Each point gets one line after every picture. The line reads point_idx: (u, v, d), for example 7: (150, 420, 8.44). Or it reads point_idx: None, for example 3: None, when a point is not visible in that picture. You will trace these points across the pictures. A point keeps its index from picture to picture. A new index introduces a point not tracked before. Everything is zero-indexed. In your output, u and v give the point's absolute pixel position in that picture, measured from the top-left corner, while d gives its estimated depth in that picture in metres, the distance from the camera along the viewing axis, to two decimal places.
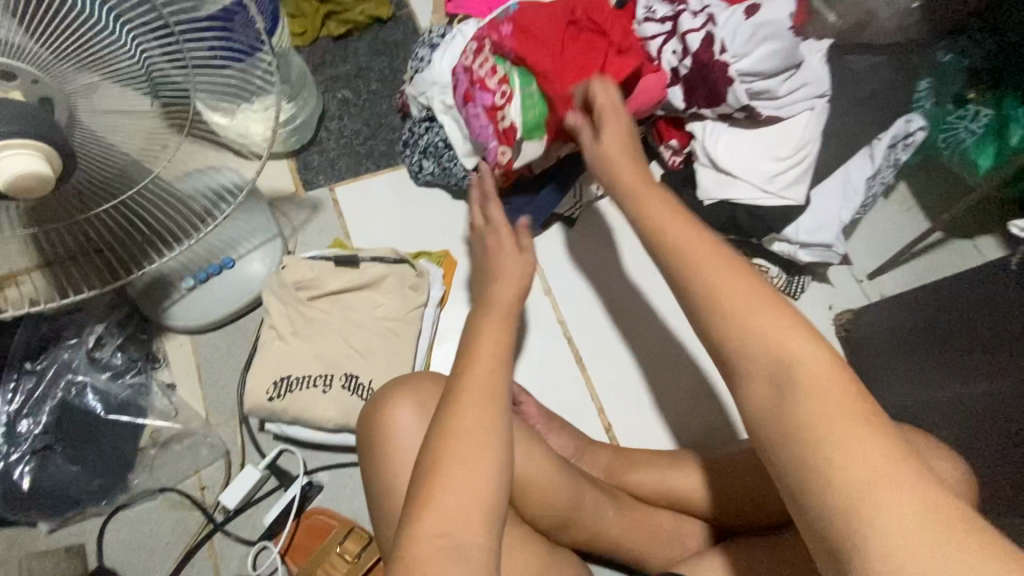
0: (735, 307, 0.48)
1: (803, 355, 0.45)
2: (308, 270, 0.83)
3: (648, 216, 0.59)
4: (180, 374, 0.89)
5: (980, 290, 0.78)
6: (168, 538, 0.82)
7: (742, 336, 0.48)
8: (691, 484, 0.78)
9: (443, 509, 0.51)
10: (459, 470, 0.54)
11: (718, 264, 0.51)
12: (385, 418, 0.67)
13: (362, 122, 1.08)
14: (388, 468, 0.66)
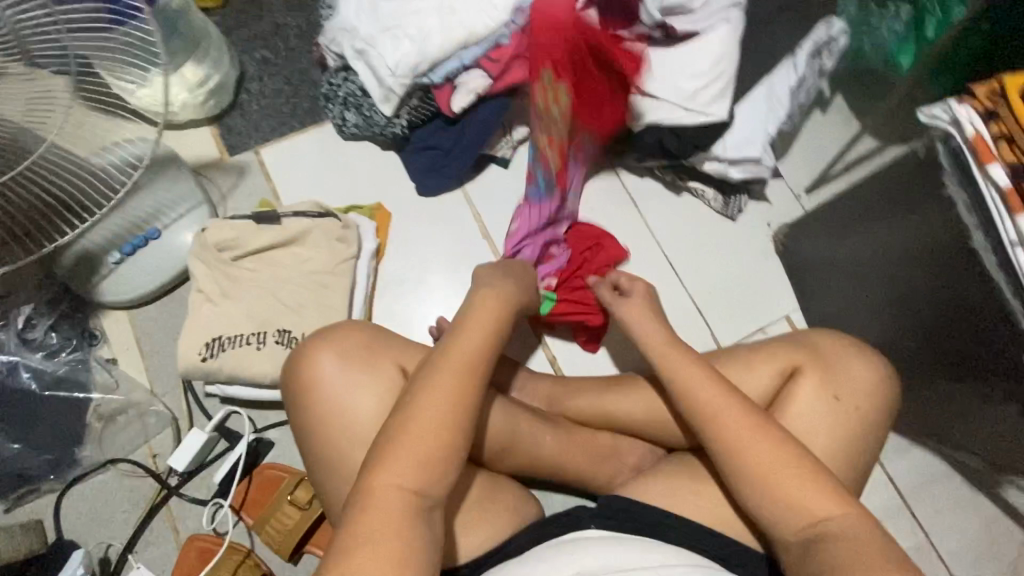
0: (760, 461, 0.59)
1: (816, 504, 0.57)
2: (229, 230, 0.82)
3: (672, 376, 0.69)
4: (120, 349, 0.89)
5: (906, 198, 0.79)
6: (124, 507, 0.83)
7: (765, 481, 0.59)
8: (628, 406, 0.81)
9: (384, 492, 0.52)
10: (405, 453, 0.53)
11: (738, 418, 0.62)
12: (313, 376, 0.67)
13: (283, 80, 1.05)
14: (321, 419, 0.67)
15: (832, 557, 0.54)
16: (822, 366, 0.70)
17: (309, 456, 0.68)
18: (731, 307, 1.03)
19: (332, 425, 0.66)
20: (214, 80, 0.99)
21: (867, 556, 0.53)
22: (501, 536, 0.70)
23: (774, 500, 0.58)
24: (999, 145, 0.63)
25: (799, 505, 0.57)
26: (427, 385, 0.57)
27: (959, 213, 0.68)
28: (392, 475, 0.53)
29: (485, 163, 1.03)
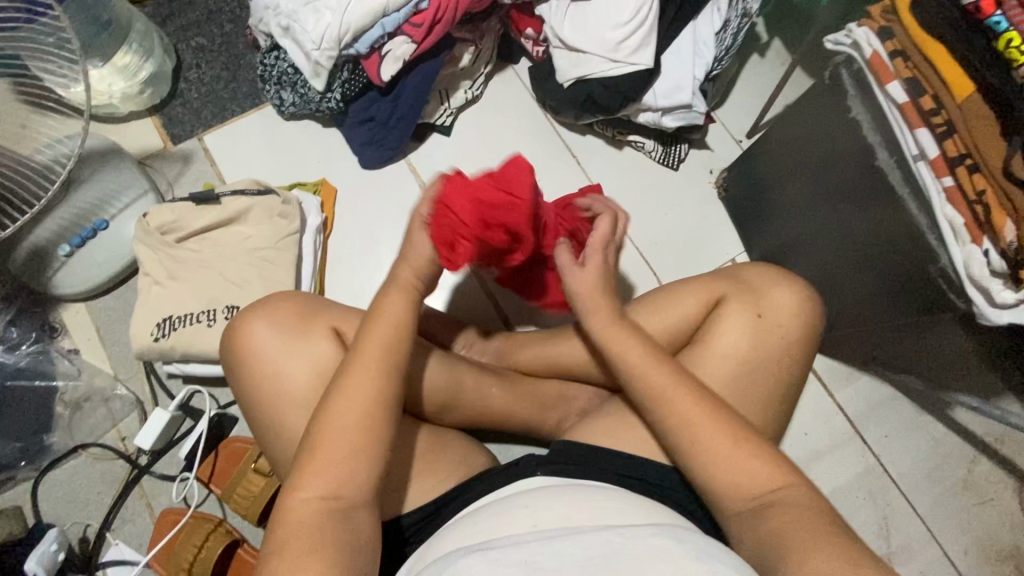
0: (679, 407, 0.62)
1: (730, 444, 0.60)
2: (170, 213, 0.85)
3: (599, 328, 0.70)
4: (81, 339, 0.92)
5: (823, 140, 0.79)
6: (98, 489, 0.86)
7: (690, 427, 0.61)
8: (568, 353, 0.84)
9: (325, 476, 0.56)
10: (339, 436, 0.58)
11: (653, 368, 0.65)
12: (248, 353, 0.70)
13: (220, 67, 1.06)
14: (264, 398, 0.70)
15: (775, 523, 0.56)
16: (744, 296, 0.74)
17: (257, 428, 0.72)
18: (678, 256, 1.04)
19: (272, 390, 0.69)
20: (147, 69, 1.00)
21: (802, 513, 0.56)
22: (450, 484, 0.73)
23: (704, 443, 0.60)
24: (894, 62, 0.65)
25: (739, 470, 0.59)
26: (352, 371, 0.60)
27: (864, 131, 0.71)
28: (329, 456, 0.57)
29: (426, 132, 1.05)
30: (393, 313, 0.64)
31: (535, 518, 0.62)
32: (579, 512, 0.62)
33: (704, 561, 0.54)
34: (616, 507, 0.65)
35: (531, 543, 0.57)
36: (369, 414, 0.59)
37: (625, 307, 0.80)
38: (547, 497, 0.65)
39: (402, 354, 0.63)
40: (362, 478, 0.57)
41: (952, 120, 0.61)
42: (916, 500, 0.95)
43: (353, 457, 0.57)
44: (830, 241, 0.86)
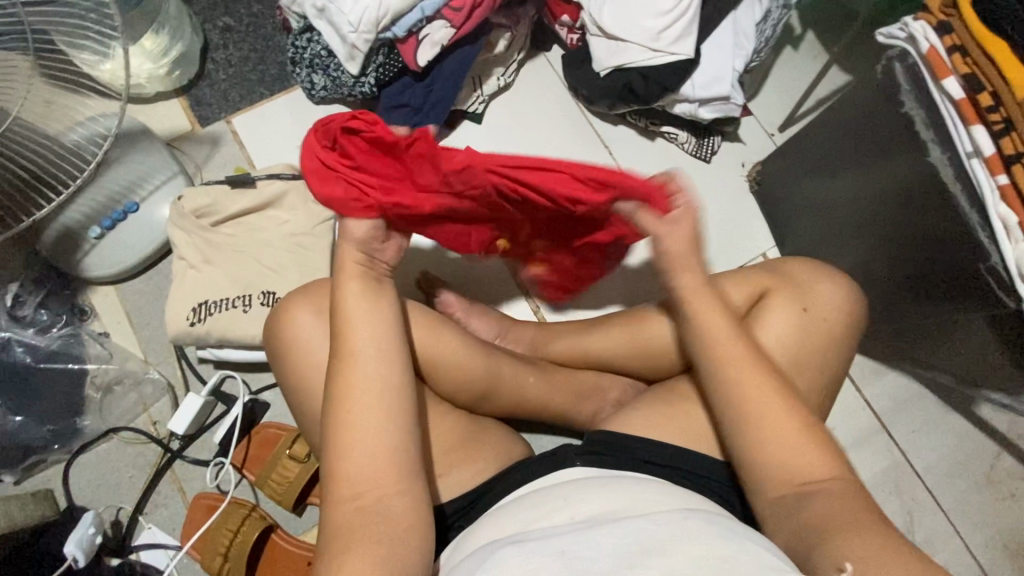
0: (753, 399, 0.60)
1: (796, 447, 0.58)
2: (205, 197, 0.84)
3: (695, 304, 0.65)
4: (110, 322, 0.91)
5: (867, 136, 0.79)
6: (130, 473, 0.86)
7: (756, 420, 0.59)
8: (603, 345, 0.84)
9: (359, 477, 0.56)
10: (364, 437, 0.57)
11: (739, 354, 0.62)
12: (288, 338, 0.70)
13: (248, 48, 1.04)
14: (304, 387, 0.70)
15: (821, 506, 0.54)
16: (787, 290, 0.74)
17: (301, 419, 0.72)
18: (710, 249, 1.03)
19: (316, 379, 0.69)
20: (177, 49, 0.99)
21: (855, 514, 0.53)
22: (490, 474, 0.73)
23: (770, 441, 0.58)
24: (951, 58, 0.65)
25: (787, 459, 0.57)
26: (350, 372, 0.59)
27: (917, 127, 0.70)
28: (360, 458, 0.56)
29: (457, 119, 1.04)
30: (365, 308, 0.62)
31: (573, 509, 0.61)
32: (611, 500, 0.61)
33: (733, 541, 0.54)
34: (648, 496, 0.63)
35: (567, 535, 0.56)
36: (382, 409, 0.58)
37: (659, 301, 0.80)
38: (581, 488, 0.64)
39: (399, 343, 0.62)
40: (398, 473, 0.56)
41: (1011, 118, 0.60)
42: (941, 496, 0.96)
43: (384, 456, 0.57)
44: (867, 239, 0.86)
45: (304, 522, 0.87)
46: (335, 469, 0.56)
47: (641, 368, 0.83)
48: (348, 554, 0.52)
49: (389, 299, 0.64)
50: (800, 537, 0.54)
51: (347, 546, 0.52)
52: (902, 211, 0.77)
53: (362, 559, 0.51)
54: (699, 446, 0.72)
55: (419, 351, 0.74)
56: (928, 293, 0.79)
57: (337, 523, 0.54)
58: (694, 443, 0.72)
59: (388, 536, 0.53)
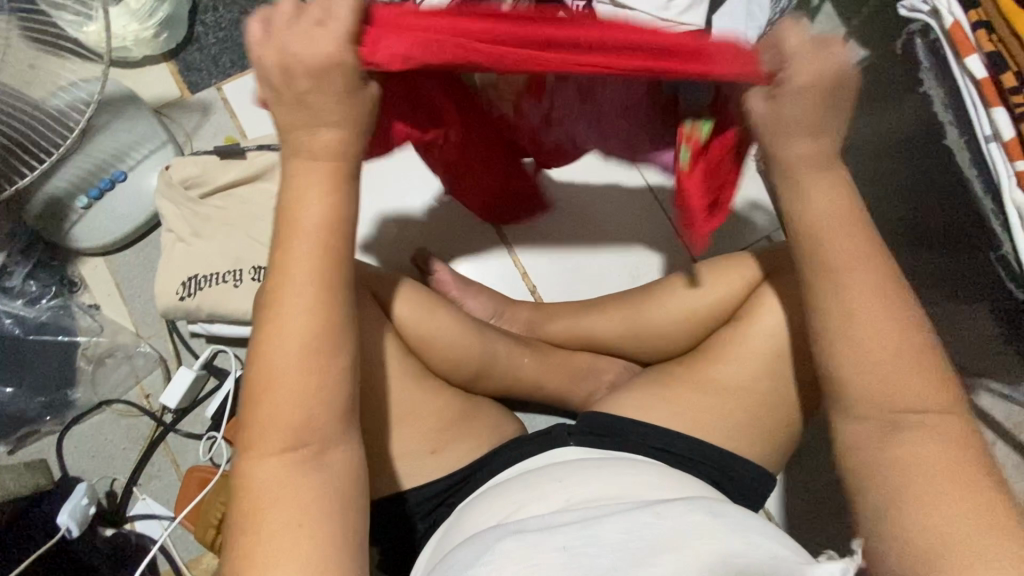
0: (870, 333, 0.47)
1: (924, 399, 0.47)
2: (193, 167, 0.82)
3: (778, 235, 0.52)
4: (101, 295, 0.90)
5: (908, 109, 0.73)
6: (124, 444, 0.86)
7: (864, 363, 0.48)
8: (601, 326, 0.83)
9: (287, 409, 0.46)
10: (288, 396, 0.46)
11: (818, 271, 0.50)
12: None
13: (238, 10, 1.00)
14: None
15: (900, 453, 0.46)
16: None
17: None
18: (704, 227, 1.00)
19: None
20: (164, 10, 0.95)
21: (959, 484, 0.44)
22: (481, 454, 0.71)
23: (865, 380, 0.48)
24: (975, 33, 0.61)
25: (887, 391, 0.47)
26: (280, 307, 0.47)
27: (934, 109, 0.68)
28: (277, 420, 0.46)
29: None
30: (318, 195, 0.49)
31: (567, 494, 0.59)
32: (606, 483, 0.60)
33: (744, 539, 0.51)
34: (643, 476, 0.62)
35: (568, 528, 0.52)
36: (320, 355, 0.47)
37: (656, 288, 0.81)
38: (576, 471, 0.62)
39: (347, 265, 0.49)
40: (329, 433, 0.47)
41: None
42: None
43: (318, 422, 0.47)
44: (891, 218, 0.81)
45: None
46: (255, 431, 0.46)
47: (637, 351, 0.82)
48: (262, 528, 0.44)
49: (342, 191, 0.49)
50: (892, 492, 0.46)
51: (268, 524, 0.44)
52: (936, 184, 0.72)
53: (290, 538, 0.43)
54: (697, 429, 0.70)
55: (408, 331, 0.71)
56: (950, 268, 0.74)
57: (255, 491, 0.45)
58: (693, 427, 0.70)
59: (318, 508, 0.45)
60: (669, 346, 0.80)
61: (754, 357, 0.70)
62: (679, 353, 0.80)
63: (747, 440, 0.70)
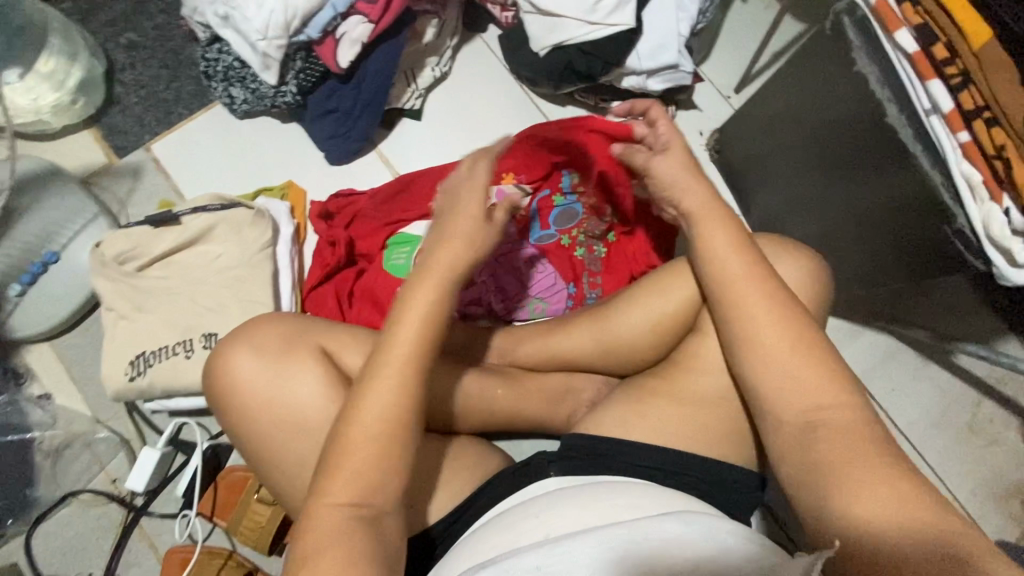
0: (767, 371, 0.54)
1: (833, 404, 0.52)
2: (126, 240, 0.79)
3: (726, 307, 0.57)
4: (52, 382, 0.86)
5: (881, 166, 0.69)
6: (97, 534, 0.82)
7: (771, 383, 0.54)
8: (573, 343, 0.81)
9: (350, 486, 0.49)
10: (369, 463, 0.49)
11: (765, 317, 0.55)
12: (222, 364, 0.63)
13: (158, 64, 0.96)
14: (239, 420, 0.63)
15: (827, 450, 0.50)
16: (692, 206, 0.62)
17: (244, 444, 0.64)
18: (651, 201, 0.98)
19: (258, 421, 0.62)
20: (75, 74, 0.91)
21: (875, 471, 0.48)
22: (465, 496, 0.69)
23: (783, 407, 0.53)
24: (902, 8, 0.60)
25: (804, 394, 0.52)
26: (386, 354, 0.52)
27: (870, 87, 0.66)
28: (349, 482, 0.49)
29: (395, 118, 0.98)
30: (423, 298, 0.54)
31: (547, 526, 0.57)
32: (583, 511, 0.58)
33: (713, 543, 0.52)
34: (623, 499, 0.59)
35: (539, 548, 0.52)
36: (396, 427, 0.50)
37: (617, 297, 0.80)
38: (553, 503, 0.60)
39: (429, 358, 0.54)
40: (387, 503, 0.49)
41: (968, 71, 0.57)
42: (928, 451, 0.94)
43: (385, 487, 0.50)
44: (853, 202, 0.77)
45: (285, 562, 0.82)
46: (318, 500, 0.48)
47: (613, 365, 0.80)
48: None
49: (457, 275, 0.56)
50: (823, 495, 0.48)
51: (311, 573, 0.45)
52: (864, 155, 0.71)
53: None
54: (680, 442, 0.68)
55: None
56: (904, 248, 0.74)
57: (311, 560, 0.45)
58: (676, 438, 0.68)
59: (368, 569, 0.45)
60: (642, 358, 0.78)
61: (723, 361, 0.70)
62: (650, 362, 0.78)
63: (732, 446, 0.69)
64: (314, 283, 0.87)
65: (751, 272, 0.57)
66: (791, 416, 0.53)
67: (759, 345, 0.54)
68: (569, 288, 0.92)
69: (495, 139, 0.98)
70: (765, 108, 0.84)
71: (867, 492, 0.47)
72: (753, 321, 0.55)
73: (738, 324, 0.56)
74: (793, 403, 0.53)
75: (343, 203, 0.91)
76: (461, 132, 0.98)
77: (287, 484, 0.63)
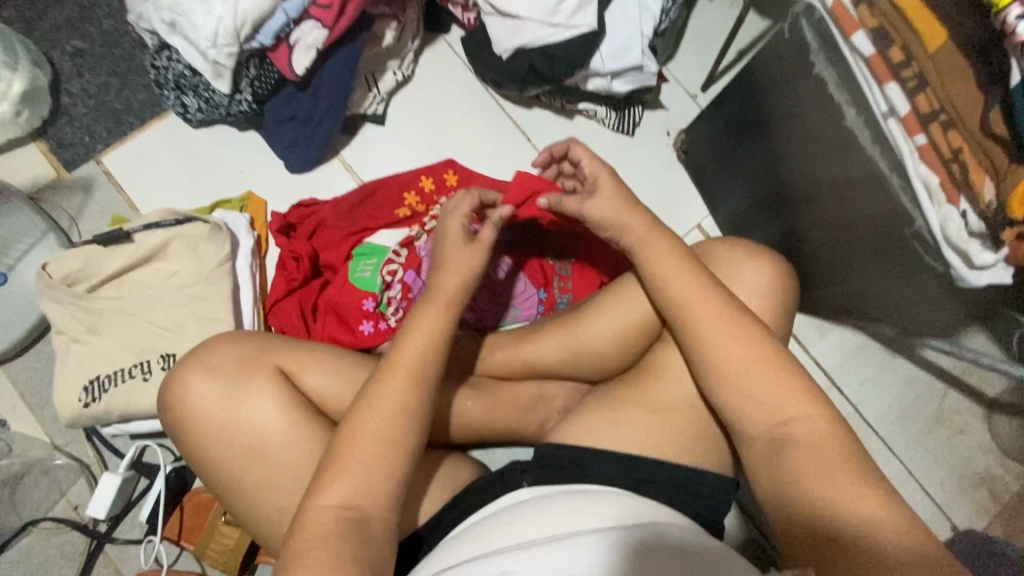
0: (738, 385, 0.55)
1: (798, 414, 0.53)
2: (72, 262, 0.77)
3: (691, 323, 0.58)
4: (6, 408, 0.82)
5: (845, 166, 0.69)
6: (60, 563, 0.80)
7: (737, 398, 0.55)
8: (543, 351, 0.80)
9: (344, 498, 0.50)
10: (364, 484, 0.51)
11: (730, 335, 0.56)
12: (178, 389, 0.61)
13: (107, 72, 0.92)
14: (195, 446, 0.61)
15: (797, 462, 0.51)
16: (645, 222, 0.64)
17: (204, 473, 0.62)
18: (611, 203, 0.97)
19: (214, 444, 0.60)
20: (18, 84, 0.87)
21: (844, 480, 0.49)
22: (435, 511, 0.68)
23: (748, 426, 0.55)
24: (857, 10, 0.60)
25: (769, 404, 0.54)
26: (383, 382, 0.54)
27: (829, 89, 0.66)
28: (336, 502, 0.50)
29: (357, 123, 0.95)
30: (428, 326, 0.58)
31: (517, 534, 0.56)
32: (553, 519, 0.57)
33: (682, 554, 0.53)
34: (594, 508, 0.59)
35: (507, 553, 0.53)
36: (392, 449, 0.52)
37: (588, 304, 0.79)
38: (524, 512, 0.59)
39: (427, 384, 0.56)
40: (377, 524, 0.50)
41: (922, 72, 0.57)
42: (894, 442, 0.96)
43: (375, 506, 0.50)
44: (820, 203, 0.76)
45: None
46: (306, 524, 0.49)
47: (582, 372, 0.79)
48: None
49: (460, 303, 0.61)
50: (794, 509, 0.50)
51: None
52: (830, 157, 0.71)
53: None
54: (649, 448, 0.68)
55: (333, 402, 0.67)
56: (870, 249, 0.73)
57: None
58: (647, 446, 0.68)
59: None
60: (612, 365, 0.78)
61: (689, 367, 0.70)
62: (619, 369, 0.78)
63: (701, 451, 0.69)
64: (278, 299, 0.85)
65: (703, 292, 0.58)
66: (758, 428, 0.54)
67: (727, 364, 0.56)
68: (539, 293, 0.92)
69: (461, 143, 0.97)
70: (732, 108, 0.84)
71: (840, 501, 0.48)
72: (716, 341, 0.57)
73: (701, 343, 0.57)
74: (756, 417, 0.54)
75: (305, 215, 0.88)
76: (425, 136, 0.96)
77: (247, 511, 0.61)
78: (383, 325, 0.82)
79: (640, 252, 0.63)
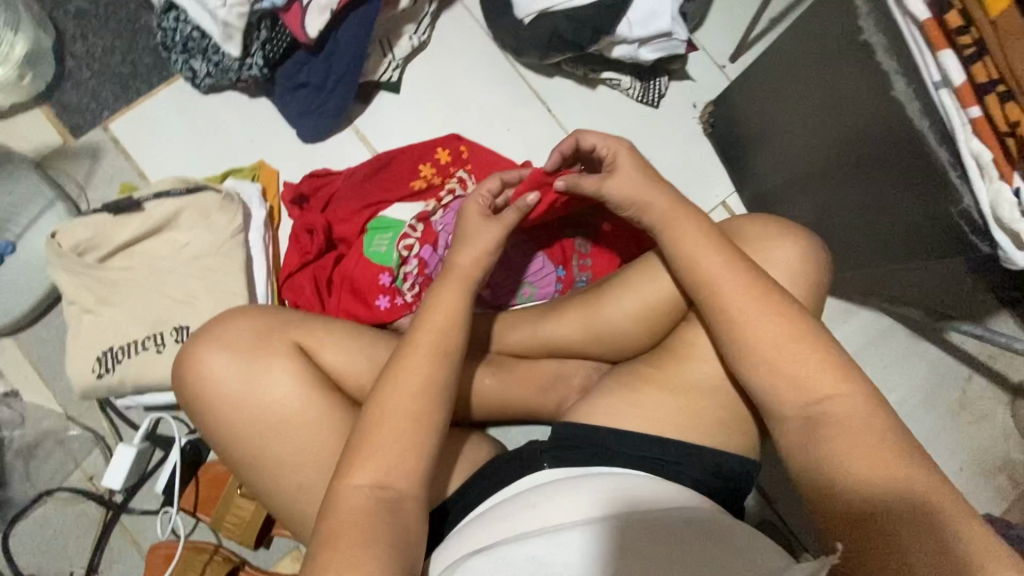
0: (769, 363, 0.53)
1: (834, 394, 0.51)
2: (84, 230, 0.74)
3: (722, 301, 0.55)
4: (18, 379, 0.82)
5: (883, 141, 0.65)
6: (77, 533, 0.80)
7: (767, 375, 0.53)
8: (563, 329, 0.78)
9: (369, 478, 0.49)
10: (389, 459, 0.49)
11: (761, 316, 0.54)
12: (195, 364, 0.60)
13: (112, 34, 0.89)
14: (211, 420, 0.60)
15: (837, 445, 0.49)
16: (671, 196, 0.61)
17: (219, 447, 0.61)
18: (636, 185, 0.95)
19: (230, 419, 0.59)
20: (21, 46, 0.85)
21: (886, 465, 0.47)
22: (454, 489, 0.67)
23: (779, 403, 0.52)
24: None
25: (802, 384, 0.52)
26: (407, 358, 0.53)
27: (875, 56, 0.62)
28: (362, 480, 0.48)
29: (370, 91, 0.92)
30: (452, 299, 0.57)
31: (543, 514, 0.55)
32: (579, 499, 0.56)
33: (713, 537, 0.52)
34: (619, 486, 0.57)
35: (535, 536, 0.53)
36: (414, 426, 0.50)
37: (611, 282, 0.77)
38: (548, 491, 0.58)
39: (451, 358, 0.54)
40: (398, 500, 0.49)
41: (982, 40, 0.53)
42: (917, 426, 0.94)
43: (401, 480, 0.49)
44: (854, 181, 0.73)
45: (273, 554, 0.81)
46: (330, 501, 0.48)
47: (603, 350, 0.77)
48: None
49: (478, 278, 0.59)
50: (823, 493, 0.48)
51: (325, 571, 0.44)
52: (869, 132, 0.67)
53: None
54: (673, 429, 0.66)
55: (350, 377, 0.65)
56: (902, 233, 0.69)
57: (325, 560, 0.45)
58: (671, 427, 0.66)
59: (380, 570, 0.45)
60: (633, 346, 0.76)
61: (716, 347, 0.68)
62: (642, 349, 0.76)
63: (726, 433, 0.67)
64: (291, 271, 0.82)
65: (740, 271, 0.56)
66: (793, 405, 0.52)
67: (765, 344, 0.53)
68: (558, 271, 0.89)
69: (478, 114, 0.93)
70: (765, 79, 0.80)
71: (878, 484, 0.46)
72: (747, 320, 0.54)
73: (732, 322, 0.55)
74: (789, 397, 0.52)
75: (319, 186, 0.86)
76: (440, 106, 0.93)
77: (264, 485, 0.60)
78: (400, 300, 0.80)
79: (665, 229, 0.60)
